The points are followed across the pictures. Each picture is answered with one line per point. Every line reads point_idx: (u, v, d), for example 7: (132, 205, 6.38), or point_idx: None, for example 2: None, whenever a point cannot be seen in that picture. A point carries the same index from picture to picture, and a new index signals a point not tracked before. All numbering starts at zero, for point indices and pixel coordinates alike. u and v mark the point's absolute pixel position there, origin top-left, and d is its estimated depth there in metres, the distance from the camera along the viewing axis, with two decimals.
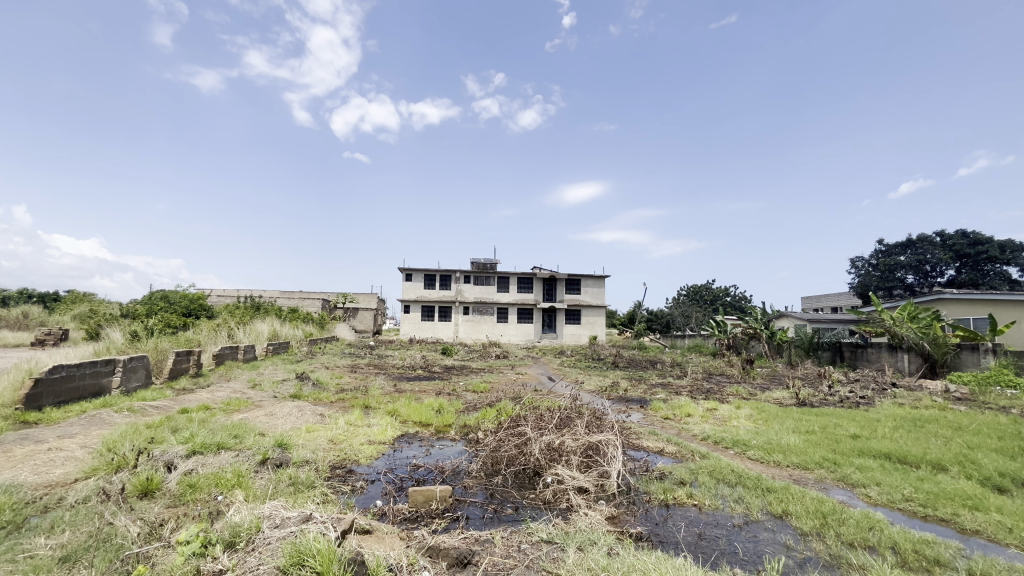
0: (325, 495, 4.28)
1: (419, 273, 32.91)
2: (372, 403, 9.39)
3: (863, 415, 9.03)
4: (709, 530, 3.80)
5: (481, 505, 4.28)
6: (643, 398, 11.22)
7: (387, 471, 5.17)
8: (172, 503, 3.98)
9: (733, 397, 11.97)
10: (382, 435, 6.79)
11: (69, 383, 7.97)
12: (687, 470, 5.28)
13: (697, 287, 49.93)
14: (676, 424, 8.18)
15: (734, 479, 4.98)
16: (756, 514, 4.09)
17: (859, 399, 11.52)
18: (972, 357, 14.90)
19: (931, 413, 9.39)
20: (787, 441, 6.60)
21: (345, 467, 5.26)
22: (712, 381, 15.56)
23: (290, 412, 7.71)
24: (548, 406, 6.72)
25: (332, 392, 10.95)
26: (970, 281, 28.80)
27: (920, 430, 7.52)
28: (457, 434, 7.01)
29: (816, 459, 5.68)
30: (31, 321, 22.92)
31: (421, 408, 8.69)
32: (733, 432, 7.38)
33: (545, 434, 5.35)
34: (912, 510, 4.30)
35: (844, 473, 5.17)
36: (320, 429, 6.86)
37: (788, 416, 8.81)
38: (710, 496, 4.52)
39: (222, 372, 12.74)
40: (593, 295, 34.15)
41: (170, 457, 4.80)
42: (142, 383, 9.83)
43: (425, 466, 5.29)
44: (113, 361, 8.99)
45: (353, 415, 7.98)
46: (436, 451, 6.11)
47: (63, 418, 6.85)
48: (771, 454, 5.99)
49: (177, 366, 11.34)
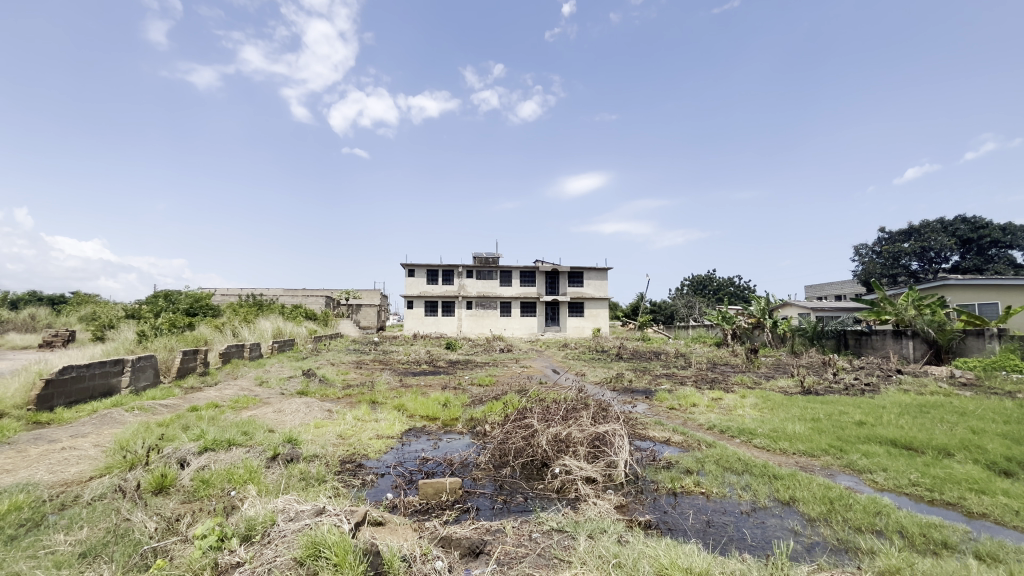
0: (336, 489, 4.34)
1: (421, 268, 32.93)
2: (379, 398, 9.48)
3: (867, 402, 9.03)
4: (718, 517, 3.85)
5: (491, 497, 4.32)
6: (648, 389, 11.28)
7: (396, 464, 5.24)
8: (187, 498, 4.05)
9: (738, 386, 12.01)
10: (389, 430, 6.86)
11: (79, 383, 8.07)
12: (693, 460, 5.30)
13: (700, 277, 49.86)
14: (682, 414, 8.18)
15: (740, 467, 5.03)
16: (763, 501, 4.13)
17: (864, 386, 11.57)
18: (978, 342, 14.89)
19: (936, 399, 9.40)
20: (792, 428, 6.64)
21: (355, 462, 5.32)
22: (717, 371, 15.54)
23: (298, 409, 7.78)
24: (555, 397, 6.76)
25: (339, 388, 11.02)
26: (975, 267, 28.66)
27: (926, 417, 7.54)
28: (464, 427, 7.08)
29: (822, 446, 5.71)
30: (38, 323, 23.06)
31: (427, 402, 8.76)
32: (739, 421, 7.41)
33: (551, 426, 5.40)
34: (919, 495, 4.32)
35: (850, 460, 5.20)
36: (328, 425, 6.94)
37: (793, 404, 8.85)
38: (718, 484, 4.56)
39: (230, 371, 12.83)
40: (595, 287, 34.17)
41: (182, 454, 4.86)
42: (151, 382, 9.93)
43: (433, 460, 5.36)
44: (121, 361, 9.07)
45: (360, 410, 8.04)
46: (444, 444, 6.17)
47: (75, 418, 6.94)
48: (777, 442, 6.02)
49: (185, 365, 11.45)
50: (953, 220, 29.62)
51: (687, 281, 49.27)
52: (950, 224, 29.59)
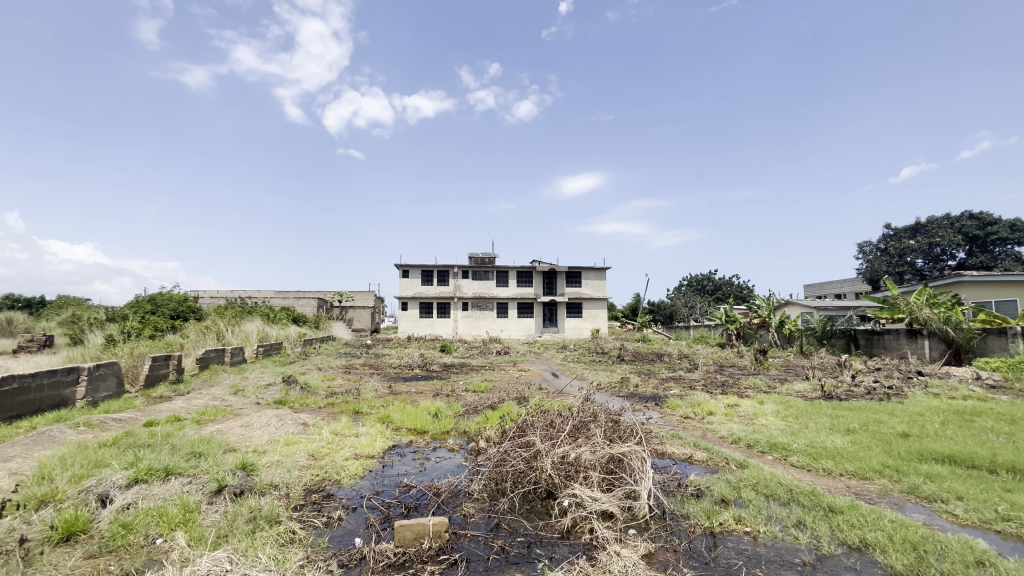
0: (291, 534, 3.49)
1: (416, 269, 31.99)
2: (364, 407, 8.60)
3: (901, 409, 8.25)
4: (776, 572, 3.00)
5: (485, 541, 3.47)
6: (656, 394, 10.45)
7: (371, 494, 4.36)
8: (95, 551, 3.17)
9: (752, 390, 11.23)
10: (370, 447, 5.99)
11: (22, 396, 7.16)
12: (727, 485, 4.46)
13: (698, 277, 49.28)
14: (699, 424, 7.36)
15: (784, 496, 4.20)
16: (828, 547, 3.28)
17: (887, 389, 10.80)
18: (999, 341, 14.13)
19: (972, 404, 8.61)
20: (833, 443, 5.79)
21: (322, 492, 4.42)
22: (725, 373, 14.80)
23: (269, 422, 6.89)
24: (558, 408, 5.88)
25: (321, 396, 10.15)
26: (983, 263, 27.96)
27: (973, 426, 6.75)
28: (457, 443, 6.22)
29: (874, 466, 4.87)
30: (15, 328, 21.99)
31: (416, 412, 7.88)
32: (765, 433, 6.56)
33: (558, 445, 4.54)
34: (1015, 533, 3.49)
35: (913, 484, 4.36)
36: (300, 442, 6.07)
37: (818, 412, 8.06)
38: (764, 520, 3.71)
39: (206, 378, 11.89)
40: (593, 287, 33.41)
41: (105, 487, 3.95)
42: (113, 391, 9.03)
43: (417, 487, 4.49)
44: (76, 369, 8.17)
45: (340, 423, 7.16)
46: (432, 466, 5.30)
47: (7, 435, 6.03)
48: (819, 460, 5.16)
49: (154, 372, 10.52)
50: (960, 216, 28.95)
51: (686, 280, 48.45)
52: (956, 220, 28.91)
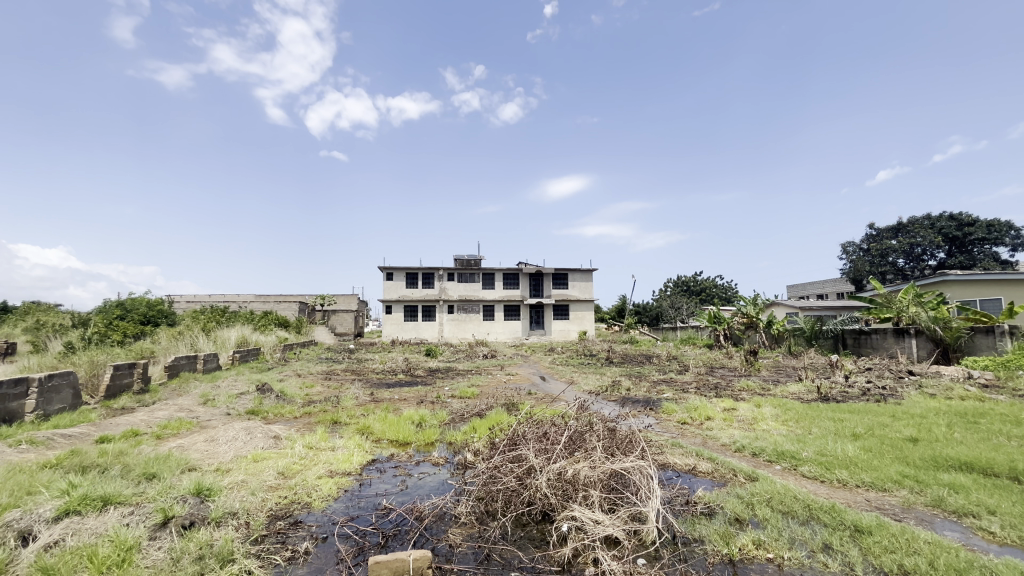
0: None
1: (400, 272, 31.30)
2: (343, 417, 8.05)
3: (902, 410, 8.01)
4: None
5: None
6: (649, 398, 10.09)
7: (344, 520, 3.86)
8: None
9: (746, 392, 10.94)
10: (346, 462, 5.46)
11: None
12: (739, 501, 4.07)
13: (684, 279, 49.37)
14: (698, 430, 7.00)
15: (804, 513, 3.81)
16: None
17: (881, 390, 10.60)
18: (987, 340, 14.13)
19: (970, 404, 8.43)
20: (843, 449, 5.45)
21: (289, 519, 3.91)
22: (716, 375, 14.55)
23: (237, 436, 6.31)
24: (551, 415, 5.43)
25: (297, 404, 9.54)
26: (961, 264, 28.46)
27: (981, 428, 6.49)
28: (442, 456, 5.74)
29: (892, 476, 4.53)
30: None
31: (398, 421, 7.34)
32: (769, 439, 6.22)
33: (553, 460, 4.09)
34: None
35: (938, 496, 4.04)
36: (270, 459, 5.52)
37: (819, 415, 7.76)
38: (786, 543, 3.31)
39: (174, 387, 11.17)
40: (581, 289, 33.10)
41: (28, 521, 3.36)
42: (68, 403, 8.32)
43: (396, 511, 4.01)
44: (26, 380, 7.47)
45: (316, 435, 6.60)
46: (415, 483, 4.82)
47: None
48: (832, 470, 4.81)
49: (116, 382, 9.79)
50: (940, 216, 29.43)
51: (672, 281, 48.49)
52: (936, 221, 29.40)
